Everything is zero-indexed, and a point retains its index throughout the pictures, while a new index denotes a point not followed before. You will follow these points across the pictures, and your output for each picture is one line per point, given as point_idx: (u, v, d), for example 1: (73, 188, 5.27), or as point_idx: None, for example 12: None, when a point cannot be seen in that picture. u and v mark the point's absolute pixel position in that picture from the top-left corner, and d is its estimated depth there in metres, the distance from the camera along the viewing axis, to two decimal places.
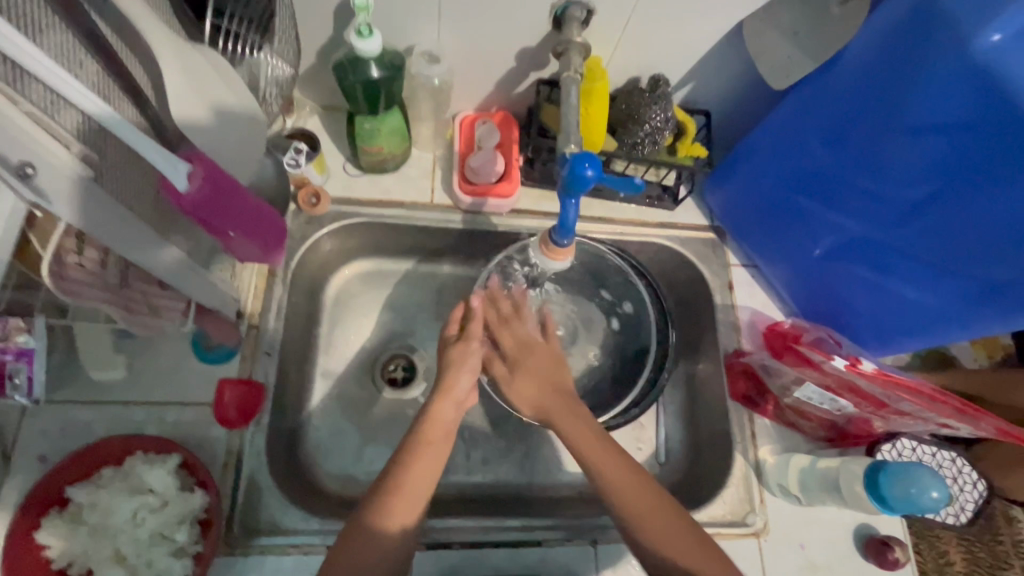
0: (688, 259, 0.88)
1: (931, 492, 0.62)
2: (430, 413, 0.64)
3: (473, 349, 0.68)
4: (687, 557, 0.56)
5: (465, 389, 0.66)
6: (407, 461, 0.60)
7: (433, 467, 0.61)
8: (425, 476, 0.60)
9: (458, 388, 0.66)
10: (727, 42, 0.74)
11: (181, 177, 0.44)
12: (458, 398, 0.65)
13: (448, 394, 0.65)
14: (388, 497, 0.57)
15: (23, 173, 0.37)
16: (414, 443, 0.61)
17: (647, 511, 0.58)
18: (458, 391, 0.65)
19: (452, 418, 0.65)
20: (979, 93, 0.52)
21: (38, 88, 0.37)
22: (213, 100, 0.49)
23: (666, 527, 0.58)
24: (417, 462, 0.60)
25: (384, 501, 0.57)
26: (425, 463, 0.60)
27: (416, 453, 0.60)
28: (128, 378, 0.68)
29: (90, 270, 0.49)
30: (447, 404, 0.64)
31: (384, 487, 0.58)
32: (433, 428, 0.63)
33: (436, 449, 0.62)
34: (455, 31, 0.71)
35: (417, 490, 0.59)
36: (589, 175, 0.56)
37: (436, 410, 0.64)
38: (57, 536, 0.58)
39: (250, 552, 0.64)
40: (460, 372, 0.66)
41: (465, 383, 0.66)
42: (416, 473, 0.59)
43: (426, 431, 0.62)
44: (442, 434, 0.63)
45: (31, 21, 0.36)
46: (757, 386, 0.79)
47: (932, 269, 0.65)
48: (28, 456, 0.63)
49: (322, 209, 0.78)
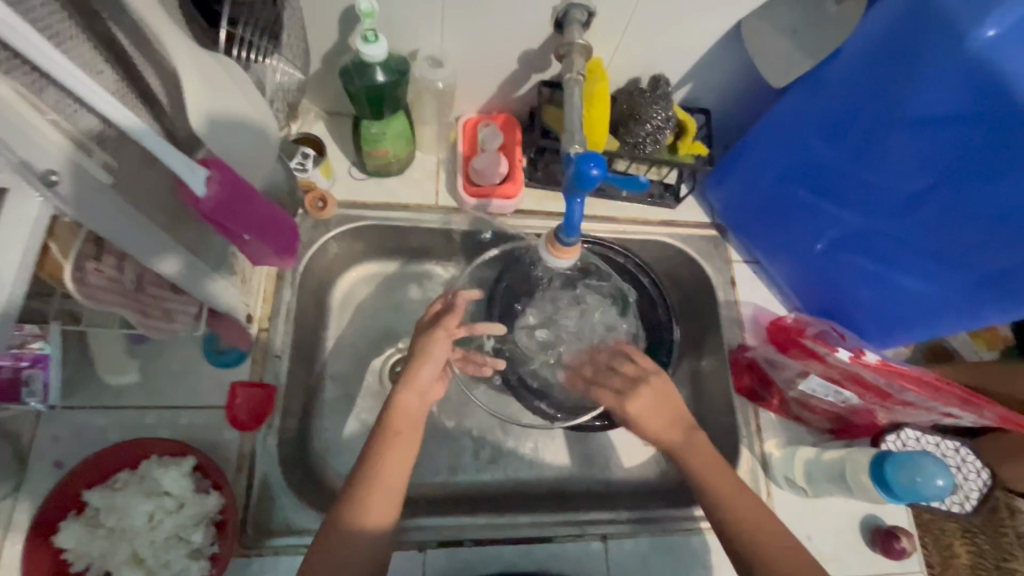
0: (691, 256, 0.89)
1: (936, 479, 0.62)
2: (394, 404, 0.64)
3: (438, 337, 0.67)
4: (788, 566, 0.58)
5: (429, 380, 0.66)
6: (379, 449, 0.61)
7: (405, 456, 0.62)
8: (397, 466, 0.61)
9: (420, 378, 0.65)
10: (725, 41, 0.75)
11: (200, 183, 0.45)
12: (424, 387, 0.66)
13: (413, 383, 0.65)
14: (363, 488, 0.59)
15: (48, 180, 0.37)
16: (381, 435, 0.62)
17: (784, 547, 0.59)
18: (421, 379, 0.65)
19: (417, 408, 0.65)
20: (973, 88, 0.54)
21: (57, 95, 0.38)
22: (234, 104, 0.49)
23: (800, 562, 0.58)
24: (386, 455, 0.61)
25: (363, 496, 0.58)
26: (396, 455, 0.61)
27: (381, 449, 0.61)
28: (141, 382, 0.69)
29: (109, 275, 0.50)
30: (410, 394, 0.64)
31: (359, 479, 0.59)
32: (399, 420, 0.63)
33: (405, 440, 0.62)
34: (458, 35, 0.72)
35: (395, 477, 0.60)
36: (595, 174, 0.57)
37: (402, 401, 0.64)
38: (74, 539, 0.59)
39: (265, 553, 0.65)
40: (431, 362, 0.66)
41: (427, 373, 0.66)
42: (391, 465, 0.60)
43: (393, 423, 0.63)
44: (409, 425, 0.64)
45: (56, 33, 0.37)
46: (761, 379, 0.80)
47: (931, 260, 0.66)
48: (45, 461, 0.64)
49: (329, 213, 0.79)
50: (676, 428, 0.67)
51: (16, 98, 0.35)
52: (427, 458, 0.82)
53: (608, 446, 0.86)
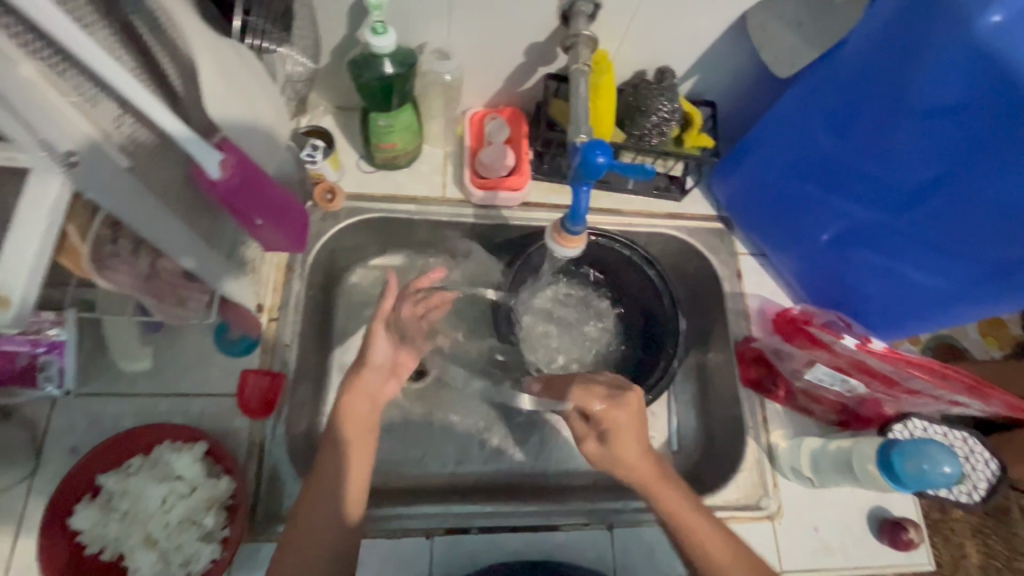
0: (697, 249, 0.90)
1: (942, 466, 0.63)
2: (342, 408, 0.64)
3: (379, 333, 0.68)
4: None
5: (379, 383, 0.68)
6: (334, 454, 0.61)
7: (361, 458, 0.62)
8: (359, 472, 0.61)
9: (366, 379, 0.67)
10: (731, 33, 0.76)
11: (215, 166, 0.46)
12: (372, 391, 0.66)
13: (358, 387, 0.66)
14: (328, 485, 0.59)
15: (69, 162, 0.38)
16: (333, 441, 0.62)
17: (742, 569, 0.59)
18: (366, 381, 0.66)
19: (368, 407, 0.65)
20: (979, 76, 0.54)
21: (79, 79, 0.39)
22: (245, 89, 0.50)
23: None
24: (341, 459, 0.61)
25: (339, 490, 0.59)
26: (353, 459, 0.61)
27: (339, 452, 0.61)
28: (154, 370, 0.70)
29: (126, 260, 0.52)
30: (361, 398, 0.65)
31: (316, 477, 0.60)
32: (348, 426, 0.63)
33: (356, 443, 0.62)
34: (466, 29, 0.73)
35: (358, 477, 0.61)
36: (602, 162, 0.58)
37: (350, 405, 0.64)
38: (89, 522, 0.60)
39: (274, 538, 0.65)
40: (375, 362, 0.68)
41: (374, 375, 0.67)
42: (353, 469, 0.61)
43: (343, 428, 0.63)
44: (359, 429, 0.64)
45: (77, 17, 0.38)
46: (767, 370, 0.81)
47: (937, 251, 0.66)
48: (60, 447, 0.65)
49: (338, 206, 0.80)
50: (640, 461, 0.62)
51: (40, 80, 0.35)
52: (434, 449, 0.83)
53: None
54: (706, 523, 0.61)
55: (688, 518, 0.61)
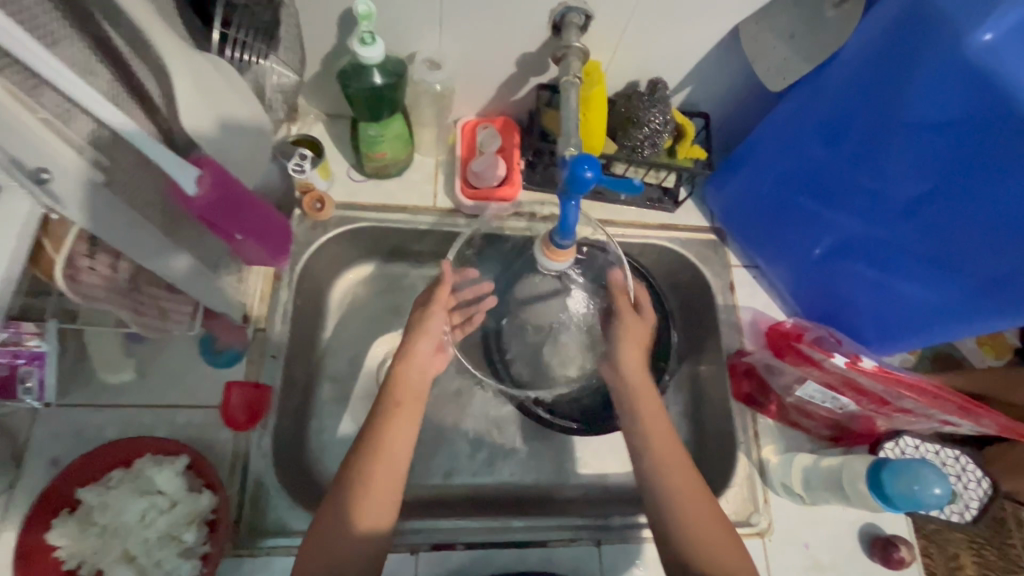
0: (690, 260, 0.89)
1: (934, 488, 0.61)
2: (397, 376, 0.65)
3: (434, 313, 0.68)
4: (702, 532, 0.59)
5: (428, 355, 0.67)
6: (380, 428, 0.61)
7: (407, 428, 0.62)
8: (404, 439, 0.62)
9: (418, 353, 0.66)
10: (724, 45, 0.75)
11: (191, 182, 0.45)
12: (425, 364, 0.67)
13: (412, 358, 0.66)
14: (370, 458, 0.59)
15: (39, 177, 0.38)
16: (383, 406, 0.63)
17: (702, 518, 0.60)
18: (419, 351, 0.66)
19: (420, 381, 0.66)
20: (971, 92, 0.53)
21: (54, 97, 0.38)
22: (220, 109, 0.50)
23: (717, 538, 0.59)
24: (385, 432, 0.61)
25: (366, 462, 0.59)
26: (396, 430, 0.61)
27: (387, 418, 0.62)
28: (137, 381, 0.69)
29: (102, 274, 0.51)
30: (411, 367, 0.65)
31: (365, 447, 0.60)
32: (401, 391, 0.64)
33: (407, 409, 0.63)
34: (457, 39, 0.73)
35: (402, 441, 0.61)
36: (590, 176, 0.56)
37: (403, 372, 0.65)
38: (67, 536, 0.59)
39: (257, 553, 0.65)
40: (428, 337, 0.67)
41: (424, 347, 0.67)
42: (396, 440, 0.61)
43: (394, 395, 0.64)
44: (411, 397, 0.64)
45: (48, 33, 0.38)
46: (759, 386, 0.80)
47: (929, 265, 0.65)
48: (41, 459, 0.64)
49: (327, 215, 0.79)
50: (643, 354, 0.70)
51: (8, 98, 0.35)
52: (423, 461, 0.82)
53: (605, 452, 0.85)
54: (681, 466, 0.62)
55: (654, 435, 0.64)
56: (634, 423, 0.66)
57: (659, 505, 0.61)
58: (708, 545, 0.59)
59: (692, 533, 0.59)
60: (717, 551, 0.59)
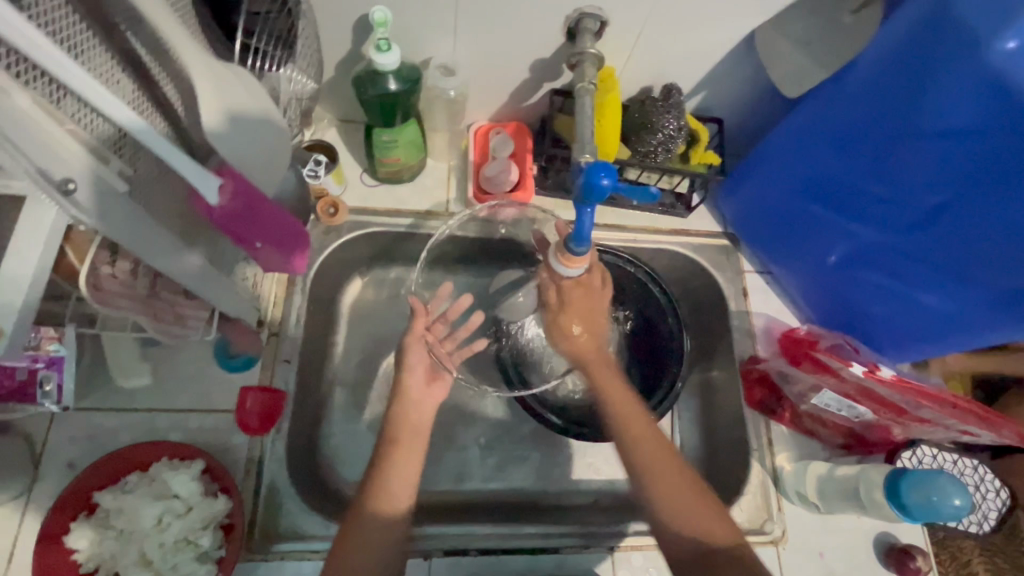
0: (702, 266, 0.89)
1: (952, 499, 0.61)
2: (394, 416, 0.67)
3: (414, 343, 0.71)
4: (685, 512, 0.59)
5: (421, 387, 0.70)
6: (388, 452, 0.63)
7: (411, 459, 0.64)
8: (413, 461, 0.63)
9: (410, 388, 0.69)
10: (740, 51, 0.75)
11: (212, 192, 0.46)
12: (414, 397, 0.69)
13: (407, 398, 0.68)
14: (381, 481, 0.61)
15: (65, 188, 0.37)
16: (383, 444, 0.64)
17: (671, 486, 0.60)
18: (412, 393, 0.69)
19: (419, 418, 0.67)
20: (992, 100, 0.52)
21: (74, 104, 0.38)
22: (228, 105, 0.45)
23: (688, 503, 0.59)
24: (393, 461, 0.63)
25: (381, 489, 0.60)
26: (405, 459, 0.63)
27: (388, 454, 0.63)
28: (153, 385, 0.69)
29: (122, 279, 0.51)
30: (409, 403, 0.68)
31: (377, 472, 0.62)
32: (400, 429, 0.66)
33: (406, 444, 0.64)
34: (471, 44, 0.73)
35: (408, 474, 0.63)
36: (606, 184, 0.55)
37: (403, 412, 0.67)
38: (86, 539, 0.60)
39: (271, 557, 0.65)
40: (413, 370, 0.71)
41: (414, 381, 0.70)
42: (410, 451, 0.64)
43: (392, 431, 0.65)
44: (409, 433, 0.65)
45: (73, 43, 0.38)
46: (773, 392, 0.80)
47: (948, 274, 0.64)
48: (58, 463, 0.65)
49: (340, 220, 0.80)
50: (591, 321, 0.72)
51: (34, 107, 0.35)
52: (434, 466, 0.82)
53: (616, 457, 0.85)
54: (658, 445, 0.63)
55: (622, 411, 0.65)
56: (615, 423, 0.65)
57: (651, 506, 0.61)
58: (676, 509, 0.59)
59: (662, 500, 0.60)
60: (687, 514, 0.59)
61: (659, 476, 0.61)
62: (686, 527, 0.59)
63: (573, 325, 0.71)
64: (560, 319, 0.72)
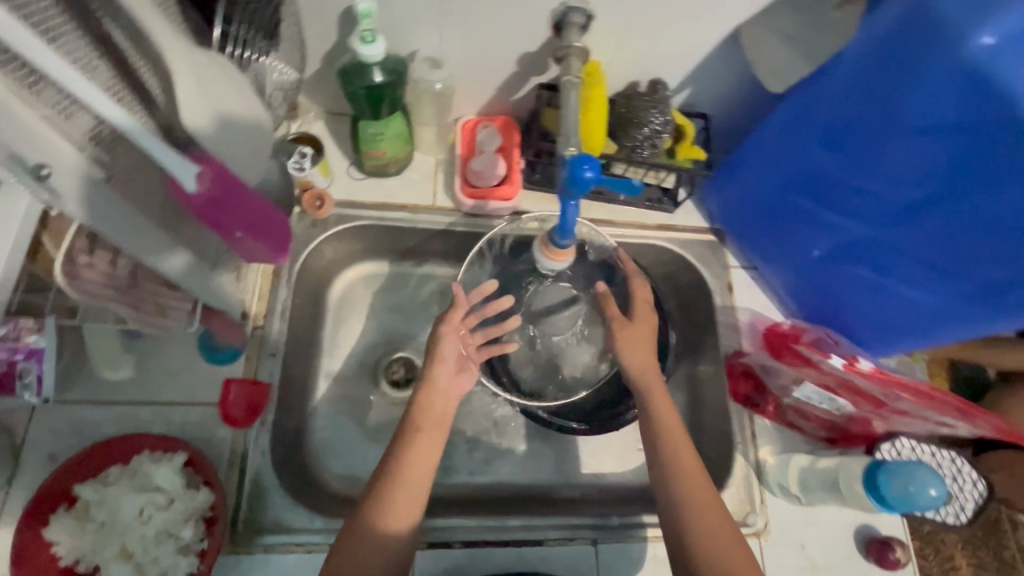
0: (688, 261, 0.89)
1: (929, 489, 0.62)
2: (419, 404, 0.66)
3: (447, 332, 0.70)
4: (719, 546, 0.58)
5: (450, 377, 0.69)
6: (404, 449, 0.63)
7: (430, 453, 0.63)
8: (425, 455, 0.63)
9: (440, 378, 0.68)
10: (725, 46, 0.75)
11: (191, 179, 0.46)
12: (448, 388, 0.68)
13: (434, 387, 0.67)
14: (391, 479, 0.60)
15: (40, 174, 0.37)
16: (407, 432, 0.64)
17: (703, 497, 0.61)
18: (439, 383, 0.67)
19: (443, 407, 0.67)
20: (972, 95, 0.53)
21: (53, 92, 0.38)
22: (216, 107, 0.48)
23: (714, 516, 0.60)
24: (411, 452, 0.62)
25: (390, 484, 0.60)
26: (422, 447, 0.63)
27: (410, 443, 0.63)
28: (136, 378, 0.69)
29: (100, 270, 0.52)
30: (437, 396, 0.67)
31: (391, 469, 0.61)
32: (424, 417, 0.65)
33: (428, 434, 0.64)
34: (457, 37, 0.72)
35: (426, 465, 0.62)
36: (589, 177, 0.56)
37: (427, 401, 0.66)
38: (65, 532, 0.59)
39: (254, 550, 0.65)
40: (444, 360, 0.69)
41: (444, 371, 0.68)
42: (418, 468, 0.62)
43: (415, 420, 0.65)
44: (432, 423, 0.65)
45: (49, 28, 0.37)
46: (757, 386, 0.81)
47: (930, 268, 0.65)
48: (38, 455, 0.64)
49: (326, 213, 0.79)
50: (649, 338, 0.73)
51: (9, 92, 0.34)
52: None
53: (601, 450, 0.85)
54: (696, 477, 0.62)
55: (664, 426, 0.65)
56: (657, 413, 0.67)
57: (672, 506, 0.61)
58: (711, 529, 0.59)
59: (694, 511, 0.60)
60: (713, 527, 0.59)
61: (695, 504, 0.60)
62: (723, 565, 0.57)
63: (639, 339, 0.72)
64: (625, 332, 0.72)
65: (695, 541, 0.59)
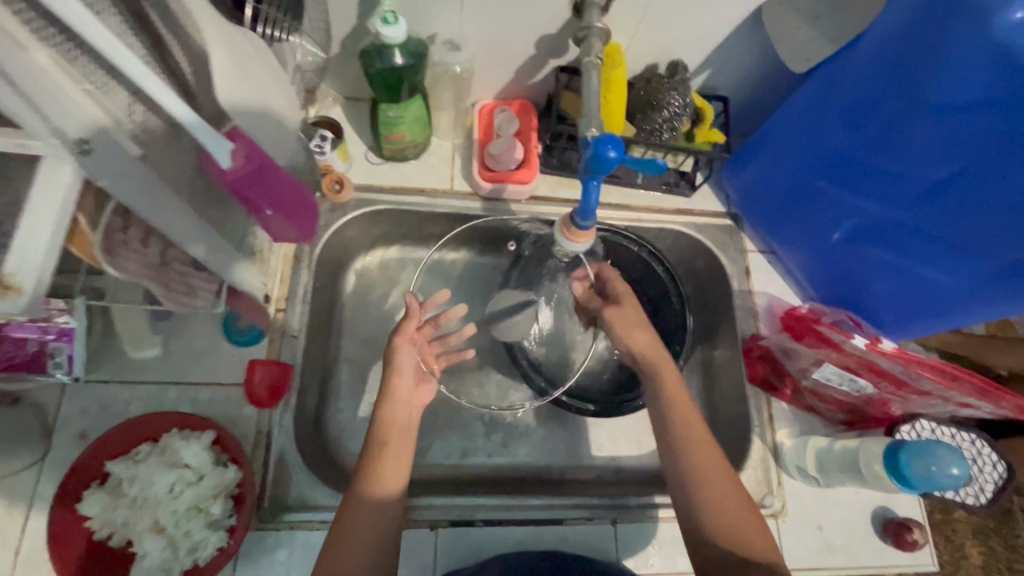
0: (705, 245, 0.89)
1: (951, 468, 0.62)
2: (381, 418, 0.64)
3: (405, 343, 0.67)
4: (732, 515, 0.59)
5: (410, 388, 0.67)
6: (375, 462, 0.61)
7: (400, 464, 0.62)
8: (396, 474, 0.61)
9: (398, 388, 0.66)
10: (747, 26, 0.74)
11: (225, 155, 0.46)
12: (406, 397, 0.66)
13: (394, 398, 0.66)
14: (360, 496, 0.59)
15: (81, 148, 0.39)
16: (370, 447, 0.62)
17: (713, 477, 0.60)
18: (399, 394, 0.66)
19: (406, 417, 0.65)
20: (997, 73, 0.53)
21: (92, 68, 0.40)
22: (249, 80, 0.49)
23: (739, 517, 0.59)
24: (382, 464, 0.61)
25: (360, 497, 0.59)
26: (393, 459, 0.62)
27: (377, 458, 0.61)
28: (162, 359, 0.70)
29: (135, 249, 0.52)
30: (397, 405, 0.65)
31: (359, 477, 0.60)
32: (388, 431, 0.63)
33: (394, 448, 0.62)
34: (477, 19, 0.72)
35: (396, 477, 0.61)
36: (613, 156, 0.56)
37: (388, 413, 0.64)
38: (98, 507, 0.61)
39: (280, 527, 0.66)
40: (402, 372, 0.67)
41: (405, 382, 0.67)
42: (386, 480, 0.60)
43: (379, 433, 0.63)
44: (399, 434, 0.64)
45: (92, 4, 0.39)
46: (774, 369, 0.81)
47: (950, 249, 0.65)
48: (69, 434, 0.66)
49: (346, 197, 0.80)
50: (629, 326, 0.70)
51: (53, 66, 0.36)
52: (437, 442, 0.83)
53: (617, 434, 0.86)
54: (708, 448, 0.62)
55: (676, 406, 0.65)
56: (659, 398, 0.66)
57: (684, 487, 0.61)
58: (717, 501, 0.60)
59: (706, 498, 0.60)
60: (738, 530, 0.58)
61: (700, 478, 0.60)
62: (732, 536, 0.58)
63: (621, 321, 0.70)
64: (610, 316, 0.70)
65: (701, 517, 0.59)
